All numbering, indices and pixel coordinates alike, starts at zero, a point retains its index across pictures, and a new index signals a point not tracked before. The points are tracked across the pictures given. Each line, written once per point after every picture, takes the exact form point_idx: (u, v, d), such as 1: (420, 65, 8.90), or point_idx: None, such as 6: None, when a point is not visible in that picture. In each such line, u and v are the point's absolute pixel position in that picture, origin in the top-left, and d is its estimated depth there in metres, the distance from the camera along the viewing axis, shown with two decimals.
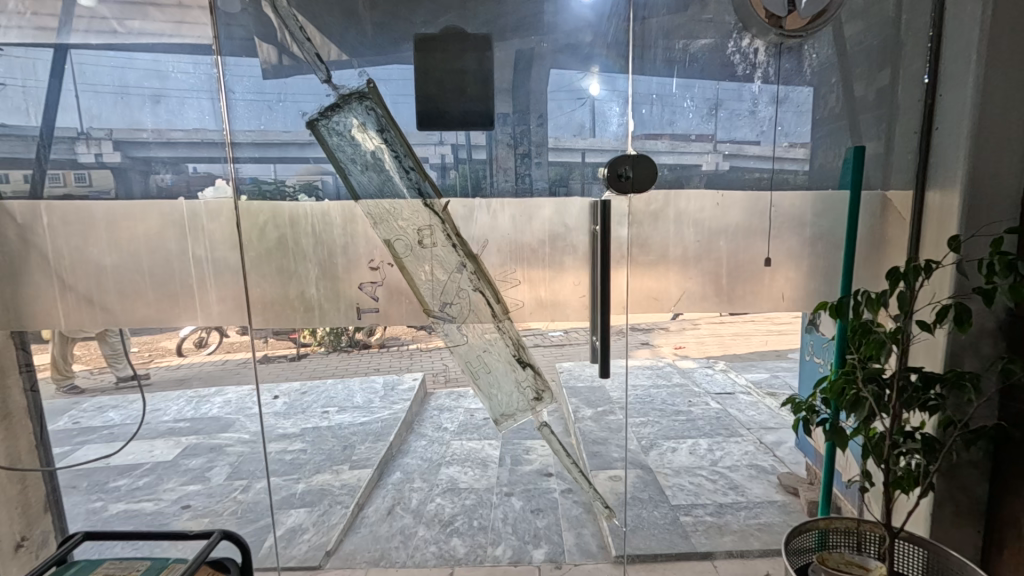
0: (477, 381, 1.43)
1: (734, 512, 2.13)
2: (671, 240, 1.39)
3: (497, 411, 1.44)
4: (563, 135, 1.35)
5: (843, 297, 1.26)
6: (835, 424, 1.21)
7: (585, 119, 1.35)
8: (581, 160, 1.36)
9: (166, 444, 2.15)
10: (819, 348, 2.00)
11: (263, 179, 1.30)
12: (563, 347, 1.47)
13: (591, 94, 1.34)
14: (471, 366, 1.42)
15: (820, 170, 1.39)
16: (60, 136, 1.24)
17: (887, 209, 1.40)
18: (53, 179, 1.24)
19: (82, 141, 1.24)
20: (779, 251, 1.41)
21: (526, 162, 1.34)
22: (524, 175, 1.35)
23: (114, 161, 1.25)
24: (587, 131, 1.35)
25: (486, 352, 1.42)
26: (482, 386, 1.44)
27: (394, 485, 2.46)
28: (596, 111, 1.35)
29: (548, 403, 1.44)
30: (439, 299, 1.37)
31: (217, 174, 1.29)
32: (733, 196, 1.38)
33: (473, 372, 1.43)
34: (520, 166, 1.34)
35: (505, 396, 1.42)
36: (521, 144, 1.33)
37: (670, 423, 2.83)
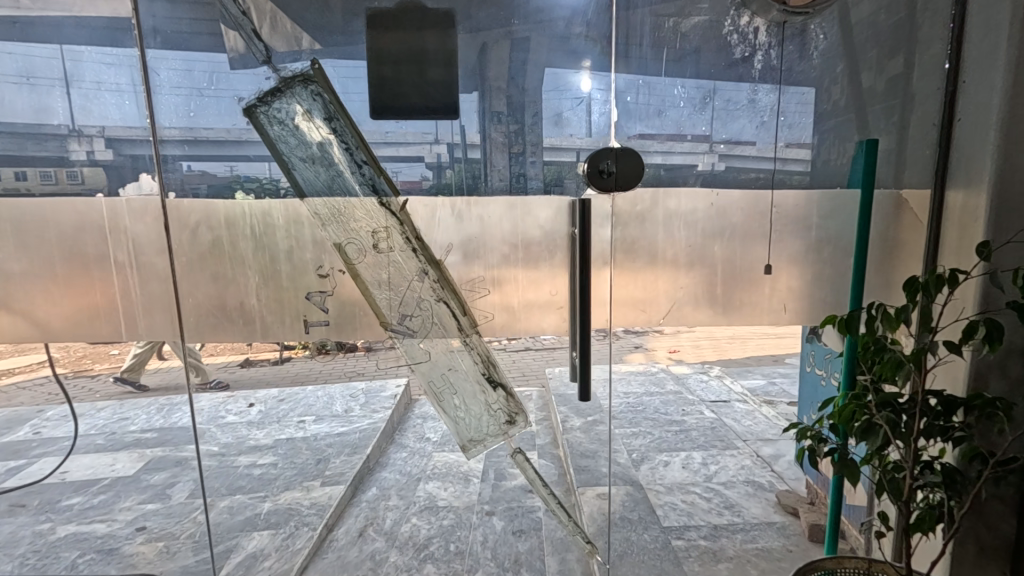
0: (441, 403, 1.27)
1: (730, 535, 1.98)
2: (661, 243, 1.24)
3: (465, 436, 1.27)
4: (540, 130, 1.19)
5: (854, 310, 1.11)
6: (846, 455, 1.07)
7: (562, 110, 1.20)
8: (576, 160, 1.20)
9: (129, 457, 2.14)
10: (821, 359, 1.89)
11: (224, 177, 1.14)
12: (554, 350, 1.33)
13: (584, 91, 1.19)
14: (434, 386, 1.25)
15: (824, 166, 1.24)
16: (53, 133, 1.11)
17: (901, 210, 1.25)
18: (45, 177, 1.10)
19: (73, 138, 1.10)
20: (780, 256, 1.25)
21: (520, 161, 1.20)
22: (494, 172, 1.20)
23: (105, 158, 1.11)
24: (581, 132, 1.20)
25: (451, 371, 1.24)
26: (448, 407, 1.27)
27: (369, 504, 2.32)
28: (593, 108, 1.20)
29: (521, 428, 1.28)
30: (396, 310, 1.20)
31: (216, 175, 1.14)
32: (729, 197, 1.23)
33: (437, 392, 1.26)
34: (515, 165, 1.20)
35: (473, 419, 1.26)
36: (490, 137, 1.18)
37: (663, 434, 2.69)
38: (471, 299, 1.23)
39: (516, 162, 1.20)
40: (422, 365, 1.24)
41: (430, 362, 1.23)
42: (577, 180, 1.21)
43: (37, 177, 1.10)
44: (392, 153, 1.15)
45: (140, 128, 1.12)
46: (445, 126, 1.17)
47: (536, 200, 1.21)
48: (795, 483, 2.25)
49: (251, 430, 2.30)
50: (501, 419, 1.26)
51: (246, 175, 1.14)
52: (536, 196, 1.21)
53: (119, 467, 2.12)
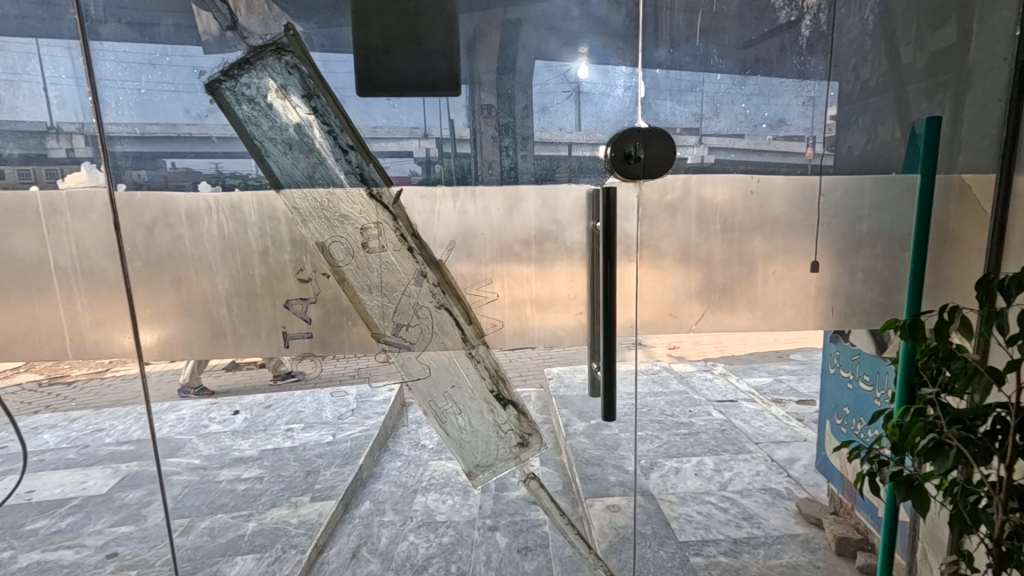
0: (442, 425, 1.10)
1: (753, 551, 1.86)
2: (692, 240, 1.09)
3: (470, 461, 1.10)
4: (532, 123, 1.03)
5: (917, 314, 0.97)
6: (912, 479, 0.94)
7: (556, 98, 1.03)
8: (567, 154, 1.05)
9: (102, 473, 1.91)
10: (847, 360, 1.74)
11: (208, 174, 0.96)
12: (550, 350, 1.13)
13: (579, 78, 1.03)
14: (434, 406, 1.09)
15: (876, 149, 1.10)
16: (30, 130, 0.93)
17: (963, 198, 1.10)
18: (25, 176, 0.93)
19: (52, 136, 0.94)
20: (827, 251, 1.11)
21: (510, 154, 1.03)
22: (501, 159, 1.03)
23: (86, 156, 0.94)
24: (576, 121, 1.05)
25: (454, 387, 1.08)
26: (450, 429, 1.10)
27: (362, 520, 2.17)
28: (584, 98, 1.04)
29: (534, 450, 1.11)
30: (390, 319, 1.04)
31: (201, 173, 0.96)
32: (771, 184, 1.08)
33: (437, 413, 1.09)
34: (504, 159, 1.03)
35: (479, 442, 1.09)
36: (484, 127, 1.01)
37: (672, 439, 2.46)
38: (477, 305, 1.07)
39: (523, 148, 1.04)
40: (419, 382, 1.08)
41: (430, 378, 1.07)
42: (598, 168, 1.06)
43: (16, 176, 0.93)
44: (384, 136, 0.99)
45: (84, 119, 0.94)
46: (444, 105, 1.00)
47: (533, 193, 1.05)
48: (814, 489, 2.14)
49: (236, 439, 2.09)
50: (513, 442, 1.09)
51: (230, 172, 0.96)
52: (551, 185, 1.06)
53: (90, 484, 1.91)
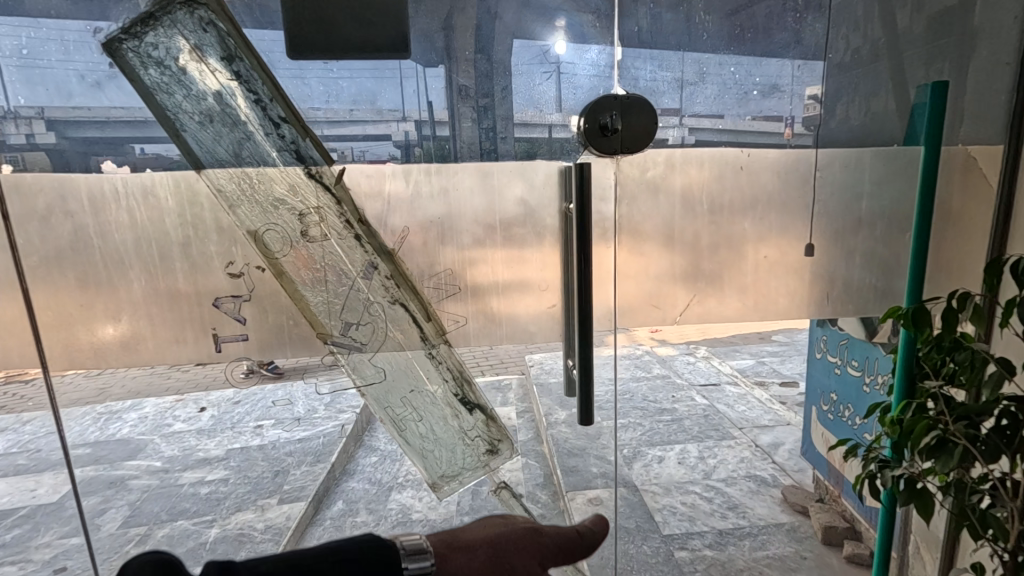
0: (400, 435, 0.96)
1: (738, 542, 1.80)
2: (675, 223, 0.99)
3: (434, 472, 0.98)
4: (506, 96, 0.91)
5: (922, 302, 0.88)
6: (915, 480, 0.86)
7: (530, 74, 0.90)
8: (548, 136, 0.94)
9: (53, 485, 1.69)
10: (834, 345, 1.67)
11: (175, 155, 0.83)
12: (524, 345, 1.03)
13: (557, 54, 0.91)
14: (391, 414, 0.95)
15: (875, 118, 1.00)
16: None
17: (968, 172, 1.01)
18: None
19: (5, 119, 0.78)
20: (822, 233, 1.02)
21: (482, 130, 0.91)
22: (461, 132, 0.91)
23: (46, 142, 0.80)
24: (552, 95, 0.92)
25: (413, 392, 0.94)
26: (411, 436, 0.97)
27: (334, 522, 2.05)
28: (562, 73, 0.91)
29: (506, 456, 0.99)
30: (337, 319, 0.90)
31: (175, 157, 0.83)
32: (762, 158, 0.97)
33: (394, 420, 0.95)
34: (477, 134, 0.91)
35: (443, 452, 0.96)
36: (464, 110, 0.90)
37: (653, 425, 2.51)
38: (438, 299, 0.96)
39: (486, 119, 0.91)
40: (372, 387, 0.94)
41: (383, 382, 0.93)
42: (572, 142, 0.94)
43: None
44: (332, 108, 0.86)
45: None
46: (393, 70, 0.87)
47: (498, 173, 0.94)
48: (798, 476, 2.10)
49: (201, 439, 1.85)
50: (481, 450, 0.97)
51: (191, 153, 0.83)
52: (517, 163, 0.94)
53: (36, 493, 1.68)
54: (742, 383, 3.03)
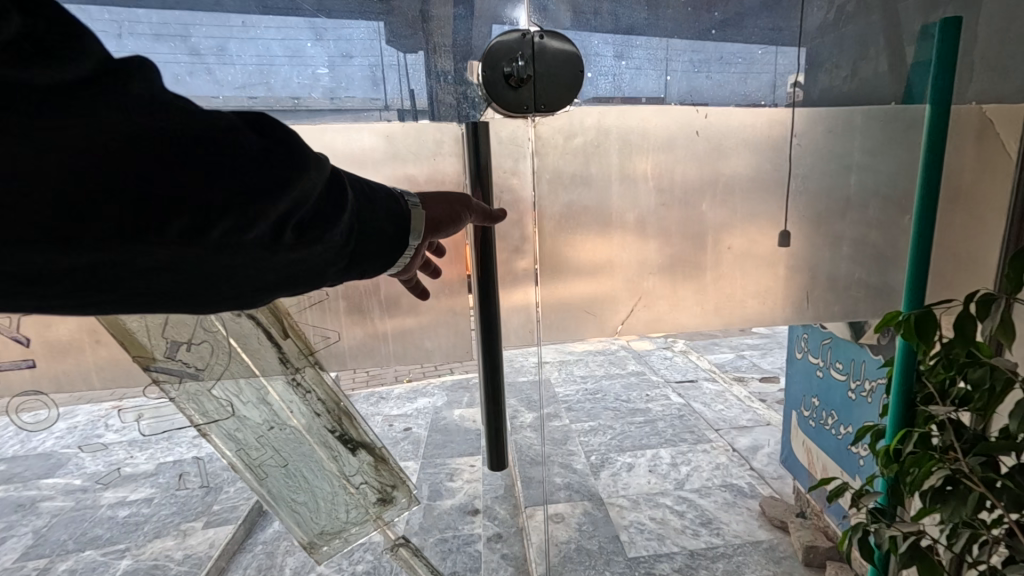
0: (270, 483, 0.90)
1: (710, 566, 1.61)
2: (613, 205, 0.78)
3: (312, 526, 0.93)
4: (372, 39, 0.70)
5: (928, 307, 0.68)
6: (919, 539, 0.67)
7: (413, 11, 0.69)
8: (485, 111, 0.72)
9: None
10: (816, 345, 1.51)
11: None
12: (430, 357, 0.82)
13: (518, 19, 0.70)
14: (250, 460, 0.88)
15: (869, 81, 0.78)
16: None
17: (982, 137, 0.82)
18: None
19: None
20: (799, 219, 0.82)
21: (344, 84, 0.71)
22: (314, 80, 0.70)
23: None
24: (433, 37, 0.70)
25: (276, 429, 0.88)
26: (278, 487, 0.91)
27: (266, 548, 1.83)
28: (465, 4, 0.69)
29: (395, 503, 0.95)
30: (159, 337, 0.74)
31: None
32: (723, 121, 0.76)
33: (257, 467, 0.89)
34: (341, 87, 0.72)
35: (326, 504, 0.93)
36: (444, 96, 0.72)
37: (624, 428, 2.36)
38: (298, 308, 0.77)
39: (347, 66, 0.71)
40: (221, 426, 0.85)
41: (240, 422, 0.86)
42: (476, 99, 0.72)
43: None
44: (126, 47, 0.64)
45: None
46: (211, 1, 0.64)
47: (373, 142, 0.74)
48: (778, 485, 1.94)
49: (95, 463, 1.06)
50: (370, 501, 0.94)
51: None
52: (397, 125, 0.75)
53: None
54: (721, 378, 2.86)
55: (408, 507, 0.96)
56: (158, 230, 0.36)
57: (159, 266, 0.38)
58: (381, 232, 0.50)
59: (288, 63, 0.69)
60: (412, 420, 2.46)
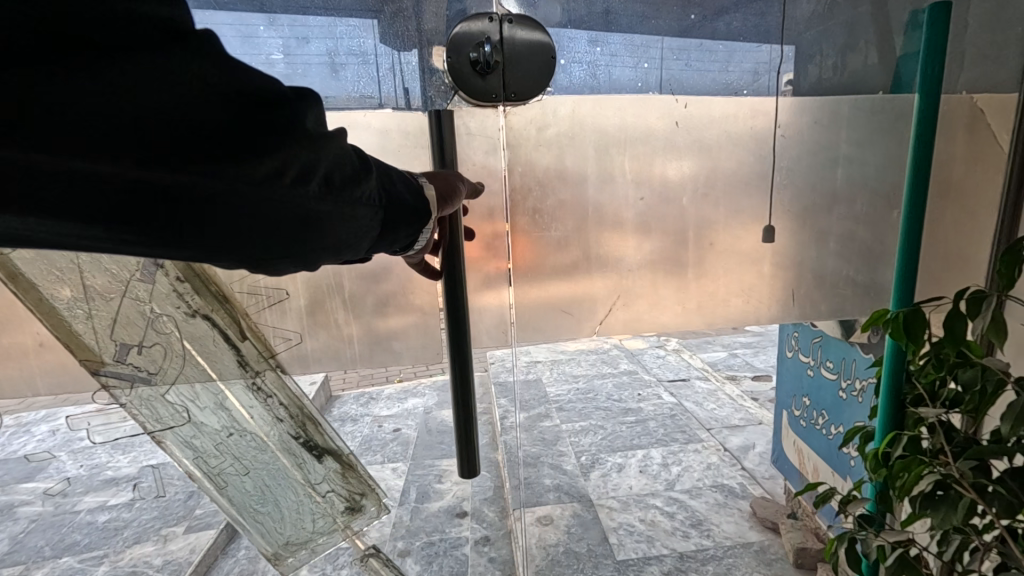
0: (232, 492, 0.88)
1: (700, 568, 1.58)
2: (591, 199, 0.75)
3: (276, 537, 0.90)
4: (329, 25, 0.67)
5: (917, 305, 0.65)
6: (907, 548, 0.65)
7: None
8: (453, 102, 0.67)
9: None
10: (806, 344, 1.49)
11: None
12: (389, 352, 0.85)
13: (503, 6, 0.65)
14: (209, 468, 0.85)
15: (858, 73, 0.75)
16: None
17: (974, 128, 0.79)
18: None
19: None
20: (783, 214, 0.79)
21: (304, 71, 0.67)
22: (268, 66, 0.67)
23: None
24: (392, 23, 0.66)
25: (236, 437, 0.86)
26: (240, 496, 0.89)
27: (248, 553, 1.79)
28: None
29: (363, 512, 0.93)
30: (110, 337, 0.73)
31: None
32: (705, 111, 0.73)
33: (217, 476, 0.86)
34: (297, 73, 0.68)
35: (292, 513, 0.90)
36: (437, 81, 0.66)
37: (616, 428, 2.34)
38: (256, 308, 0.81)
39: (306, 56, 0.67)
40: (178, 433, 0.82)
41: (197, 429, 0.83)
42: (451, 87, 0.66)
43: None
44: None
45: None
46: None
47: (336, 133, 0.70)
48: (769, 486, 1.92)
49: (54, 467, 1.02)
50: (339, 509, 0.92)
51: None
52: (359, 115, 0.71)
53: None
54: (714, 377, 2.83)
55: (379, 517, 0.94)
56: (238, 168, 0.35)
57: (224, 208, 0.36)
58: (420, 203, 0.51)
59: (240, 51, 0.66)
60: (402, 421, 2.45)
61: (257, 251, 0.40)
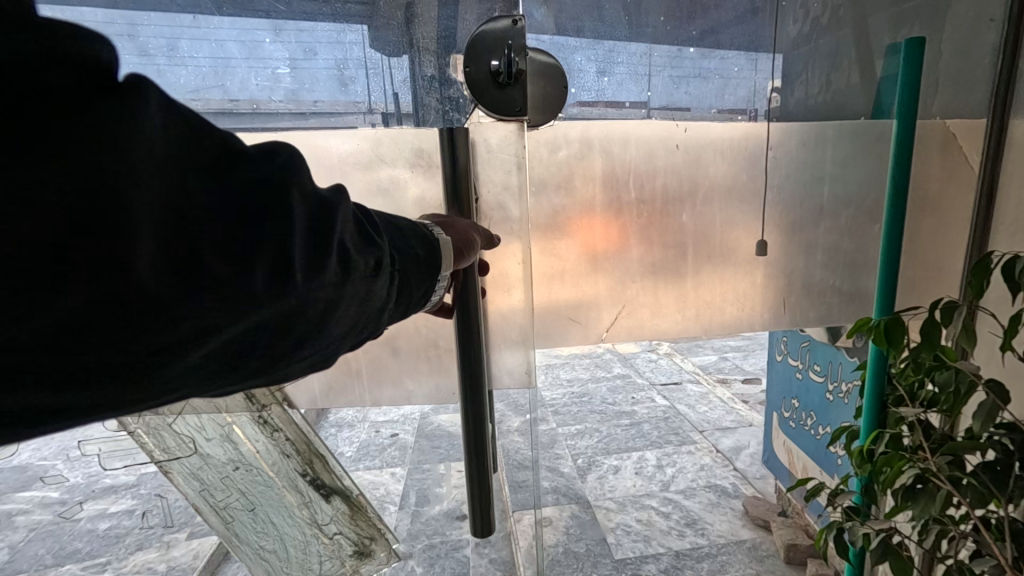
0: (238, 525, 0.97)
1: (695, 565, 1.64)
2: (598, 214, 0.80)
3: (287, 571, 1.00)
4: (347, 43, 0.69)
5: (898, 313, 0.71)
6: (890, 536, 0.70)
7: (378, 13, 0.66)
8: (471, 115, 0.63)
9: None
10: (795, 348, 1.56)
11: None
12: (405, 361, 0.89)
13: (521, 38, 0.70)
14: (215, 501, 0.94)
15: (840, 93, 0.81)
16: None
17: (947, 150, 0.86)
18: None
19: None
20: (773, 229, 0.85)
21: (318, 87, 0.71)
22: (275, 80, 0.69)
23: None
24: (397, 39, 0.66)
25: (243, 471, 0.93)
26: (248, 529, 0.98)
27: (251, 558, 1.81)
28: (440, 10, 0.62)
29: (371, 557, 1.00)
30: None
31: None
32: (703, 135, 0.79)
33: (223, 510, 0.95)
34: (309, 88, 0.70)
35: (297, 551, 0.99)
36: (431, 98, 0.66)
37: (611, 431, 2.39)
38: None
39: (313, 65, 0.70)
40: (186, 464, 0.90)
41: (204, 460, 0.91)
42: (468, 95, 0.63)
43: None
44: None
45: None
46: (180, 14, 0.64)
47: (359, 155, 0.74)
48: (759, 485, 1.99)
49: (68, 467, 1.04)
50: (345, 553, 0.99)
51: None
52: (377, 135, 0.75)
53: None
54: (705, 380, 2.90)
55: (387, 563, 1.01)
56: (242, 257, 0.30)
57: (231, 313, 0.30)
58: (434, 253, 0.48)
59: (245, 62, 0.67)
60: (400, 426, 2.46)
61: (269, 354, 0.34)
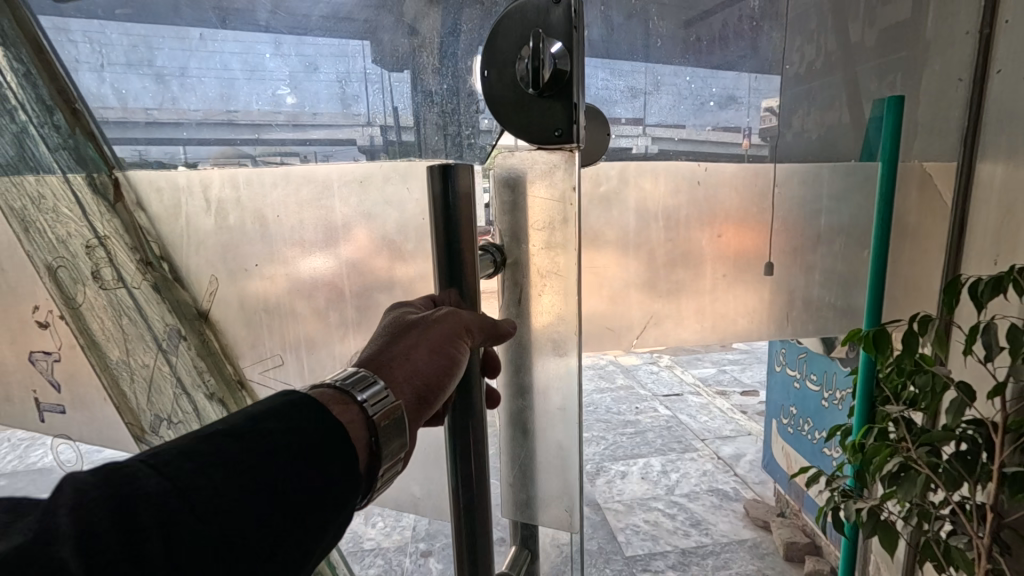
0: None
1: (701, 562, 1.75)
2: (628, 240, 0.95)
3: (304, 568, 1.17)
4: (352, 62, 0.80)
5: (886, 325, 0.84)
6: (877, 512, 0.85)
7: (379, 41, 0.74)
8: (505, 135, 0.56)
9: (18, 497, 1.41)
10: (793, 359, 1.69)
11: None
12: None
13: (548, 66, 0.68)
14: None
15: (832, 139, 0.96)
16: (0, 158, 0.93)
17: (925, 187, 1.01)
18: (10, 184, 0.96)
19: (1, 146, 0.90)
20: (780, 253, 0.99)
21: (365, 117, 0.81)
22: (278, 100, 0.83)
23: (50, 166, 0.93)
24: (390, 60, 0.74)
25: None
26: None
27: None
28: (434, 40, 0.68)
29: None
30: (148, 403, 1.05)
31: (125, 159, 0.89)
32: (720, 172, 0.94)
33: None
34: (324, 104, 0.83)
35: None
36: (430, 118, 0.70)
37: (617, 439, 2.51)
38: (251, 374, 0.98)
39: (313, 82, 0.82)
40: None
41: None
42: (466, 115, 0.63)
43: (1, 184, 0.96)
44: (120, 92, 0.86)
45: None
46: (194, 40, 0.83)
47: None
48: (759, 488, 2.11)
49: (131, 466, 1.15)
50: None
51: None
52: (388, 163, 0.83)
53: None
54: (705, 391, 3.04)
55: None
56: None
57: None
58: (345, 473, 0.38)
59: (246, 82, 0.84)
60: None
61: None
